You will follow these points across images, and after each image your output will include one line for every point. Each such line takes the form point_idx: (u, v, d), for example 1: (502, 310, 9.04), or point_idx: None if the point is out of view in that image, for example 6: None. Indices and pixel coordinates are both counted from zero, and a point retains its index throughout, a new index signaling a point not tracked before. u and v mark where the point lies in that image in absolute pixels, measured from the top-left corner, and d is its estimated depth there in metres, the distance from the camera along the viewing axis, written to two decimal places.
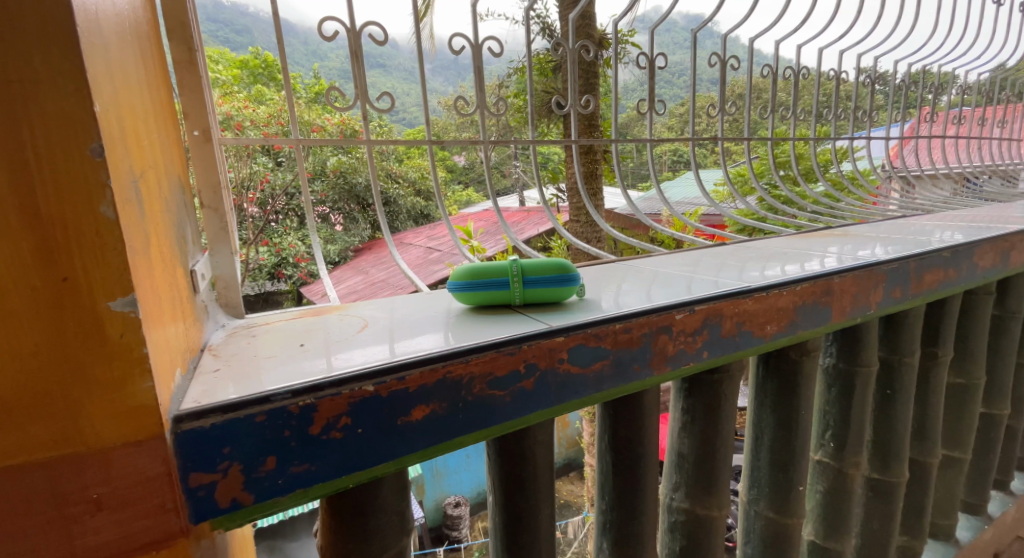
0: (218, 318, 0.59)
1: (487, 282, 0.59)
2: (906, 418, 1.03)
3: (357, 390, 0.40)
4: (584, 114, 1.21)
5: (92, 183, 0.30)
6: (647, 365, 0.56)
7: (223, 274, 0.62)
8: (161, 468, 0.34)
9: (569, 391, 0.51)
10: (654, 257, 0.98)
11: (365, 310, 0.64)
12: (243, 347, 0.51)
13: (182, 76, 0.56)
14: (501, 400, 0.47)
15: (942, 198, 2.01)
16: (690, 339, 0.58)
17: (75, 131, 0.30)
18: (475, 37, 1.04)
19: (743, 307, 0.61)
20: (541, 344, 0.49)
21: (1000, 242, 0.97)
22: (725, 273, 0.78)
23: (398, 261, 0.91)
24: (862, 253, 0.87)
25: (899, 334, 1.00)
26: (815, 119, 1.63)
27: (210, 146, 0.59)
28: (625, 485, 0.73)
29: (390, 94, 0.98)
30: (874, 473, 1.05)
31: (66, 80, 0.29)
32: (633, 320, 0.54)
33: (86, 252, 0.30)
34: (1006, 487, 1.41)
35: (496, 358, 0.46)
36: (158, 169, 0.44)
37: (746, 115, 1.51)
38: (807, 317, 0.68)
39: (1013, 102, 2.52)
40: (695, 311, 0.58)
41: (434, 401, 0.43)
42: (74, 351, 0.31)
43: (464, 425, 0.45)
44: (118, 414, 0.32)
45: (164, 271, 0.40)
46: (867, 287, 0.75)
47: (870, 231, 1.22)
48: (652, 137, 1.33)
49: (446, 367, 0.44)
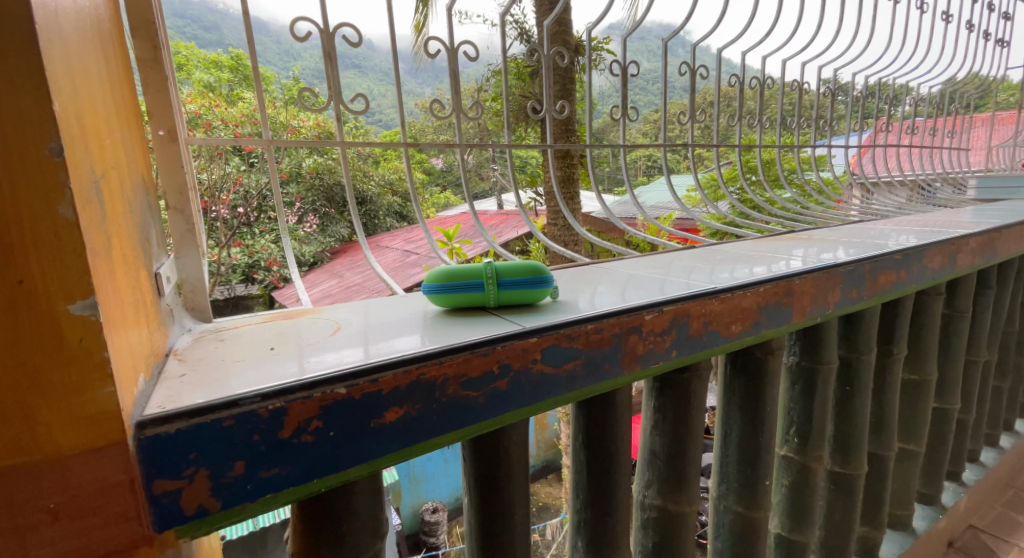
0: (183, 322, 0.57)
1: (462, 284, 0.58)
2: (864, 413, 1.08)
3: (330, 392, 0.40)
4: (560, 118, 1.20)
5: (49, 183, 0.29)
6: (617, 364, 0.56)
7: (188, 278, 0.60)
8: (123, 475, 0.33)
9: (542, 391, 0.52)
10: (627, 260, 1.00)
11: (339, 313, 0.63)
12: (211, 351, 0.50)
13: (147, 75, 0.55)
14: (475, 401, 0.47)
15: (897, 203, 2.11)
16: (659, 339, 0.59)
17: (33, 131, 0.28)
18: (450, 40, 1.04)
19: (709, 308, 0.63)
20: (515, 345, 0.49)
21: (947, 245, 1.02)
22: (695, 276, 0.80)
23: (370, 261, 0.87)
24: (822, 255, 0.91)
25: (857, 333, 1.04)
26: (780, 127, 1.69)
27: (177, 147, 0.58)
28: (598, 482, 0.74)
29: (365, 95, 0.97)
30: (837, 466, 1.09)
31: (23, 76, 0.28)
32: (604, 321, 0.54)
33: (42, 255, 0.29)
34: (958, 477, 1.48)
35: (470, 359, 0.46)
36: (120, 172, 0.43)
37: (717, 121, 1.55)
38: (770, 316, 0.71)
39: (961, 114, 2.65)
40: (664, 311, 0.59)
41: (408, 403, 0.43)
42: (30, 355, 0.29)
43: (437, 426, 0.45)
44: (76, 421, 0.31)
45: (126, 273, 0.39)
46: (826, 288, 0.78)
47: (831, 234, 1.27)
48: (624, 142, 1.34)
49: (420, 368, 0.44)
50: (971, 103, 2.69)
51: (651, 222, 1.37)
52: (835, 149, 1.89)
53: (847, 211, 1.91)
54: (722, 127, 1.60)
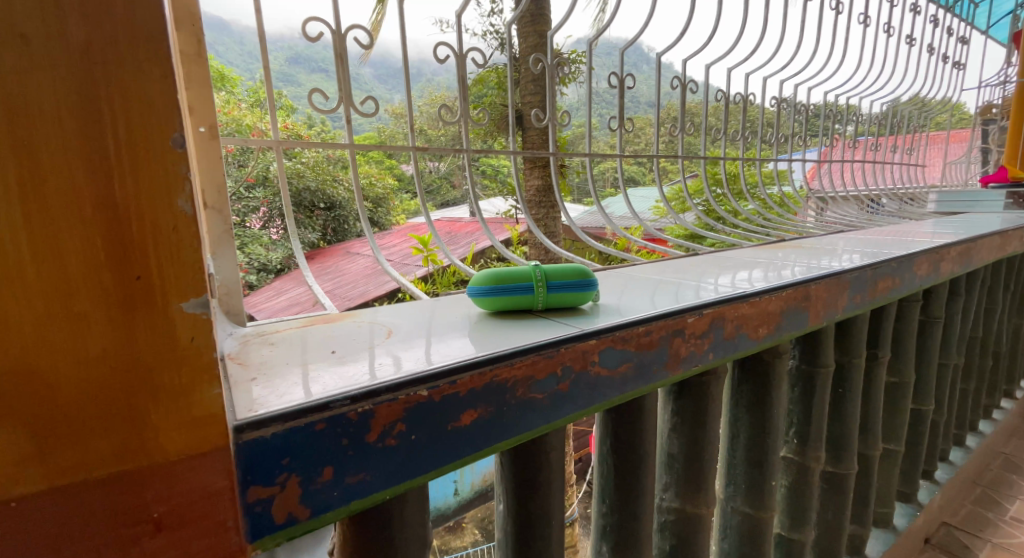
0: (223, 326, 0.56)
1: (510, 287, 0.58)
2: (854, 414, 1.13)
3: (414, 394, 0.39)
4: (561, 128, 1.22)
5: (171, 175, 0.28)
6: (663, 367, 0.58)
7: (224, 280, 0.59)
8: (224, 482, 0.31)
9: (598, 394, 0.52)
10: (636, 266, 1.02)
11: (378, 317, 0.62)
12: (266, 355, 0.48)
13: (190, 69, 0.54)
14: (540, 404, 0.47)
15: (862, 215, 2.23)
16: (699, 341, 0.61)
17: (158, 119, 0.27)
18: (459, 46, 1.05)
19: (741, 311, 0.65)
20: (576, 347, 0.49)
21: (932, 254, 1.09)
22: (712, 281, 0.83)
23: (380, 261, 0.88)
24: (824, 262, 0.95)
25: (849, 338, 1.09)
26: (760, 141, 1.76)
27: (216, 144, 0.57)
28: (626, 486, 0.75)
29: (375, 98, 0.96)
30: (830, 466, 1.13)
31: (151, 64, 0.27)
32: (653, 324, 0.56)
33: (161, 250, 0.28)
34: (931, 476, 1.56)
35: (537, 361, 0.46)
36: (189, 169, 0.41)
37: (705, 135, 1.60)
38: (791, 320, 0.73)
39: (914, 132, 2.83)
40: (704, 314, 0.61)
41: (481, 405, 0.43)
42: (143, 356, 0.28)
43: (506, 429, 0.45)
44: (183, 424, 0.29)
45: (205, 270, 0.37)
46: (836, 293, 0.81)
47: (818, 243, 1.33)
48: (621, 153, 1.38)
49: (493, 370, 0.44)
50: (922, 122, 2.88)
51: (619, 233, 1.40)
52: (797, 162, 2.00)
53: (805, 221, 2.03)
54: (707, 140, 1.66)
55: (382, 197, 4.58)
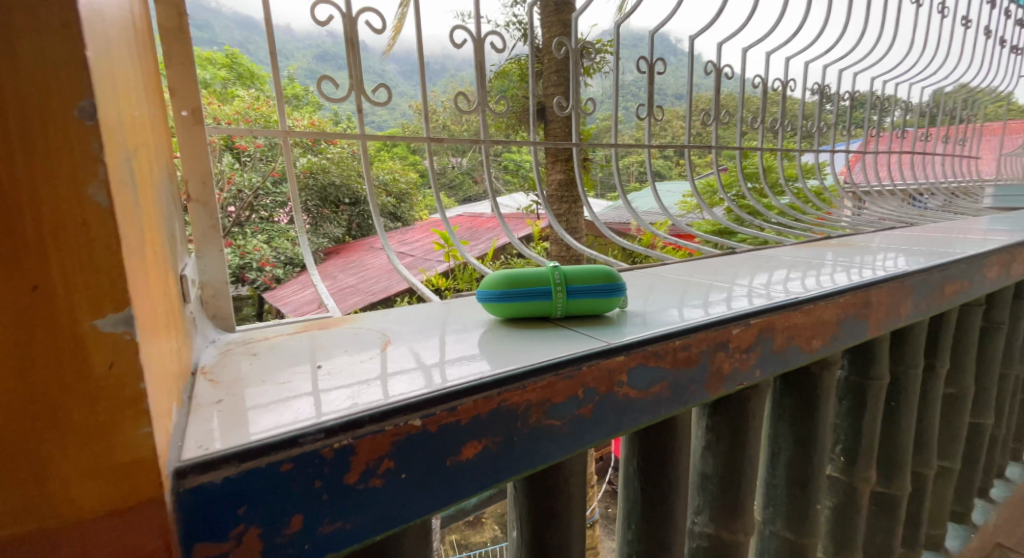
0: (206, 332, 0.50)
1: (527, 291, 0.51)
2: (908, 429, 1.02)
3: (404, 424, 0.32)
4: (585, 117, 1.12)
5: (78, 155, 0.22)
6: (703, 387, 0.50)
7: (210, 280, 0.53)
8: (159, 541, 0.25)
9: (627, 419, 0.45)
10: (668, 266, 0.93)
11: (379, 324, 0.56)
12: (244, 369, 0.42)
13: (170, 44, 0.49)
14: (559, 432, 0.40)
15: (910, 210, 2.08)
16: (744, 356, 0.53)
17: (61, 84, 0.21)
18: (477, 29, 0.96)
19: (793, 321, 0.57)
20: (601, 365, 0.42)
21: (1003, 254, 0.97)
22: (756, 283, 0.74)
23: (393, 260, 0.82)
24: (881, 263, 0.85)
25: (905, 346, 0.99)
26: (801, 131, 1.64)
27: (201, 129, 0.51)
28: (655, 512, 0.67)
29: (387, 85, 0.89)
30: (880, 486, 1.03)
31: (48, 10, 0.21)
32: (692, 336, 0.48)
33: (66, 252, 0.22)
34: (988, 494, 1.43)
35: (555, 382, 0.39)
36: (149, 156, 0.35)
37: (742, 125, 1.49)
38: (848, 330, 0.64)
39: (967, 122, 2.64)
40: (750, 325, 0.53)
41: (487, 436, 0.36)
42: (46, 389, 0.22)
43: (518, 463, 0.38)
44: (101, 472, 0.23)
45: (157, 274, 0.32)
46: (898, 299, 0.72)
47: (868, 241, 1.21)
48: (650, 144, 1.27)
49: (502, 394, 0.37)
50: (975, 111, 2.68)
51: (645, 228, 1.31)
52: (841, 154, 1.87)
53: (842, 212, 1.88)
54: (744, 130, 1.54)
55: (405, 191, 4.54)
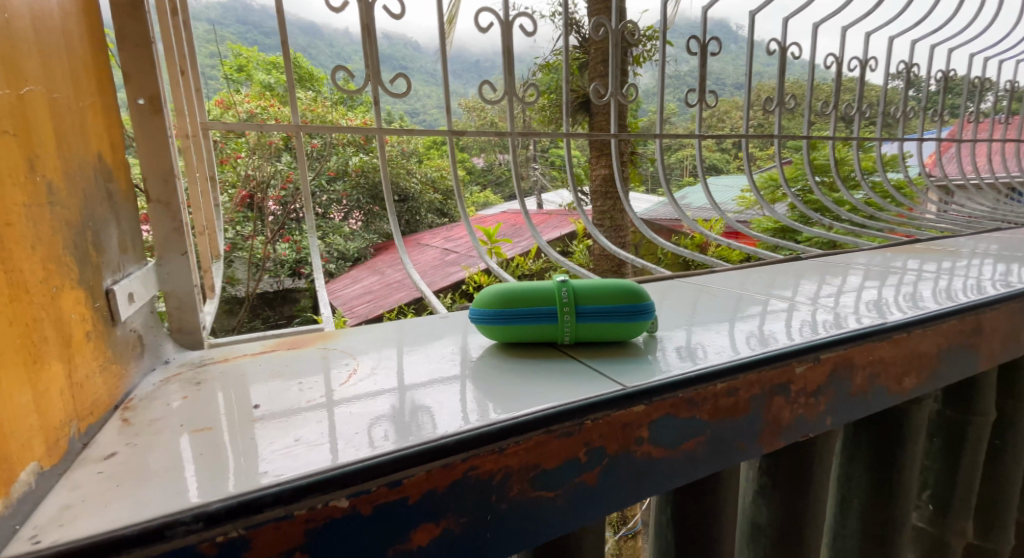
0: (159, 350, 0.44)
1: (526, 311, 0.41)
2: (1014, 473, 0.85)
3: (324, 506, 0.24)
4: (627, 104, 0.98)
5: None
6: (755, 441, 0.39)
7: (174, 290, 0.47)
8: None
9: (649, 485, 0.35)
10: (718, 273, 0.80)
11: (360, 343, 0.48)
12: (178, 404, 0.36)
13: (122, 23, 0.42)
14: (553, 506, 0.31)
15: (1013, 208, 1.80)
16: (811, 401, 0.41)
17: None
18: (505, 11, 0.79)
19: (877, 354, 0.44)
20: (612, 418, 0.32)
21: None
22: (826, 299, 0.61)
23: (405, 262, 0.72)
24: (989, 275, 0.69)
25: (1015, 374, 0.81)
26: (882, 118, 1.43)
27: (161, 119, 0.44)
28: None
29: (406, 76, 0.75)
30: (975, 539, 0.86)
31: None
32: (739, 377, 0.37)
33: None
34: None
35: (547, 442, 0.30)
36: (41, 150, 0.29)
37: (812, 112, 1.31)
38: (951, 364, 0.51)
39: None
40: (821, 361, 0.41)
41: (448, 516, 0.27)
42: None
43: (494, 548, 0.29)
44: None
45: (15, 301, 0.25)
46: (1017, 325, 0.57)
47: (966, 245, 1.02)
48: (702, 134, 1.12)
49: (470, 461, 0.28)
50: None
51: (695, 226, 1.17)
52: (930, 143, 1.63)
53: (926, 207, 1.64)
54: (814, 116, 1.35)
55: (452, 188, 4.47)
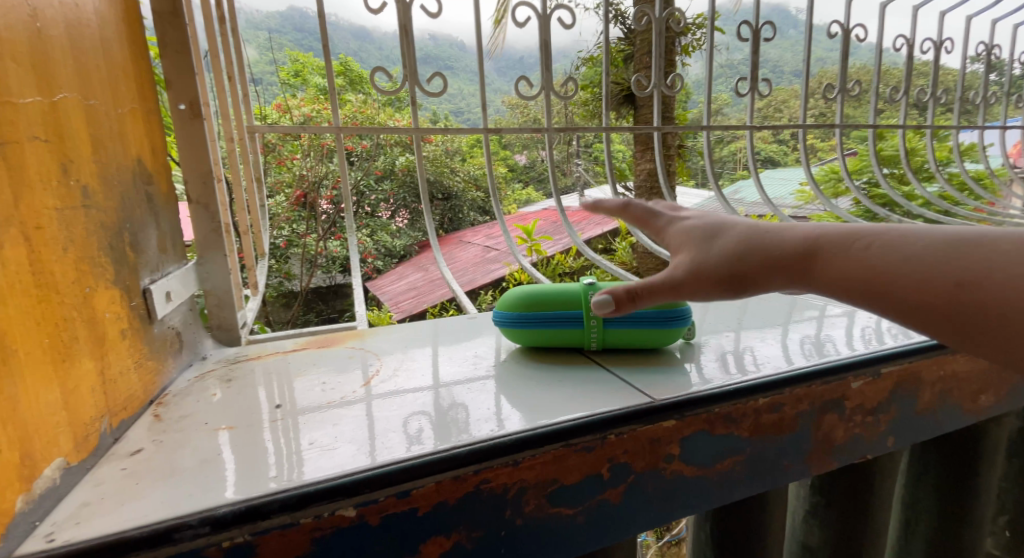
0: (197, 347, 0.45)
1: (552, 315, 0.39)
2: None
3: (330, 515, 0.24)
4: (672, 95, 0.93)
5: None
6: (801, 461, 0.36)
7: (214, 289, 0.48)
8: None
9: (679, 505, 0.33)
10: None
11: (389, 344, 0.47)
12: (210, 400, 0.37)
13: (163, 31, 0.43)
14: (572, 524, 0.30)
15: None
16: (867, 420, 0.38)
17: None
18: (542, 4, 0.77)
19: (944, 369, 0.40)
20: (639, 433, 0.30)
21: None
22: None
23: (438, 261, 0.71)
24: None
25: None
26: (959, 104, 1.31)
27: (201, 123, 0.45)
28: None
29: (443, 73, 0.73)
30: None
31: None
32: (783, 393, 0.34)
33: None
34: None
35: (565, 457, 0.29)
36: (77, 155, 0.30)
37: (878, 100, 1.20)
38: None
39: None
40: (878, 377, 0.37)
41: (458, 530, 0.27)
42: None
43: None
44: None
45: (43, 302, 0.25)
46: None
47: None
48: (753, 125, 1.05)
49: (482, 474, 0.27)
50: None
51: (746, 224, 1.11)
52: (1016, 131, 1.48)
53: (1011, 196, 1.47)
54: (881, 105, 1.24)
55: None
